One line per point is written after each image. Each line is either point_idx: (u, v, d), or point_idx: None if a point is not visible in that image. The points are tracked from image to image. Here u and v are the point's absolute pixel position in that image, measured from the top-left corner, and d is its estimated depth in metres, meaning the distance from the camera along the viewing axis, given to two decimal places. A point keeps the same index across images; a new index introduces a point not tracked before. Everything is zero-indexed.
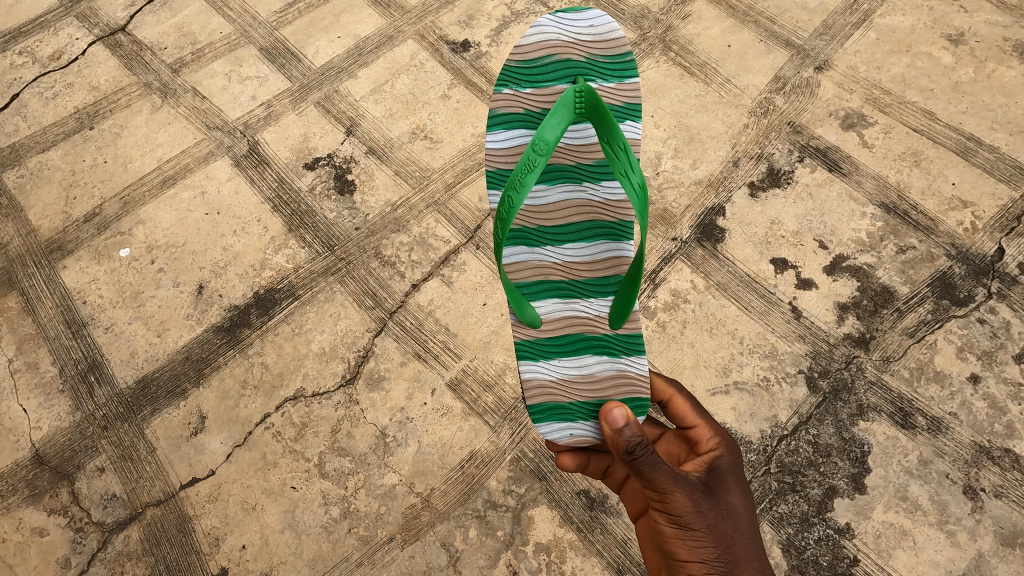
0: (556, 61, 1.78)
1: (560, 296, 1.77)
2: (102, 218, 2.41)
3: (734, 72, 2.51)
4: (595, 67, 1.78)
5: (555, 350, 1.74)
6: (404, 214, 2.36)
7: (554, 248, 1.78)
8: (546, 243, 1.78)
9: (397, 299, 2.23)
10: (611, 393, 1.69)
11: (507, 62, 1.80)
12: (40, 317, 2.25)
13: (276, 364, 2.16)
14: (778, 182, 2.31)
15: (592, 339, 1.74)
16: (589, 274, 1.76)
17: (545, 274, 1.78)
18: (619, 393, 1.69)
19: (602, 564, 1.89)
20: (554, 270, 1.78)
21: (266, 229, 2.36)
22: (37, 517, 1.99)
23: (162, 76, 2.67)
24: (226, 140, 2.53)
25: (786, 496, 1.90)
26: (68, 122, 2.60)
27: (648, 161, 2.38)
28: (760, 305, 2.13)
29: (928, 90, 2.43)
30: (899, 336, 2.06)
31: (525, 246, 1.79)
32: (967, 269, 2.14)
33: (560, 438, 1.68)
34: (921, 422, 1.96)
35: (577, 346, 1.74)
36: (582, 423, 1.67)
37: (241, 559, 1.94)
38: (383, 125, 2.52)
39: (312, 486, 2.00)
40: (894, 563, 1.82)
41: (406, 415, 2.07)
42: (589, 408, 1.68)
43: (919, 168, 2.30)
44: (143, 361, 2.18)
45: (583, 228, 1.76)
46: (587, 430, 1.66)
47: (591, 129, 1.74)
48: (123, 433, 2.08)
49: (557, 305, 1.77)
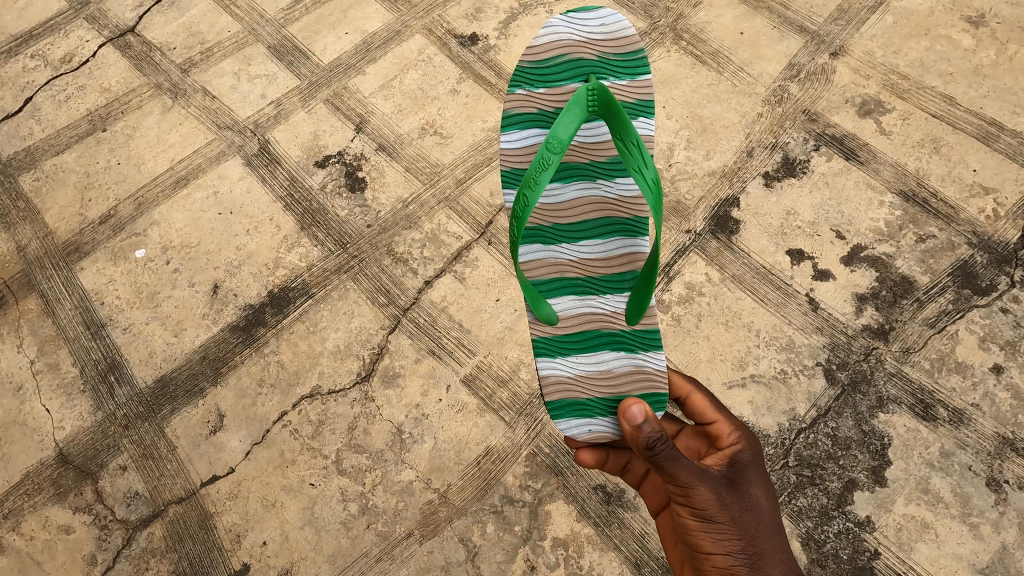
0: (569, 60, 1.76)
1: (576, 293, 1.76)
2: (117, 220, 2.43)
3: (747, 60, 2.47)
4: (607, 65, 1.77)
5: (573, 347, 1.73)
6: (415, 211, 2.36)
7: (570, 245, 1.77)
8: (562, 241, 1.78)
9: (410, 296, 2.23)
10: (630, 390, 1.68)
11: (520, 62, 1.78)
12: (60, 318, 2.29)
13: (293, 362, 2.17)
14: (793, 171, 2.28)
15: (609, 336, 1.73)
16: (604, 270, 1.76)
17: (561, 272, 1.77)
18: (637, 389, 1.67)
19: (620, 559, 1.89)
20: (570, 267, 1.77)
21: (279, 227, 2.37)
22: (63, 515, 2.03)
23: (172, 76, 2.68)
24: (237, 140, 2.54)
25: (805, 489, 1.89)
26: (81, 124, 2.62)
27: (661, 152, 2.35)
28: (776, 297, 2.11)
29: (947, 74, 2.37)
30: (919, 327, 2.03)
31: (541, 244, 1.78)
32: (989, 258, 2.10)
33: (579, 434, 1.67)
34: (942, 413, 1.93)
35: (594, 342, 1.73)
36: (601, 419, 1.67)
37: (262, 555, 1.96)
38: (393, 121, 2.51)
39: (330, 482, 2.02)
40: (916, 556, 1.80)
41: (422, 412, 2.08)
42: (607, 403, 1.68)
43: (938, 154, 2.25)
44: (161, 361, 2.21)
45: (598, 225, 1.75)
46: (605, 427, 1.66)
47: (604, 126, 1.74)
48: (144, 432, 2.11)
49: (573, 302, 1.76)
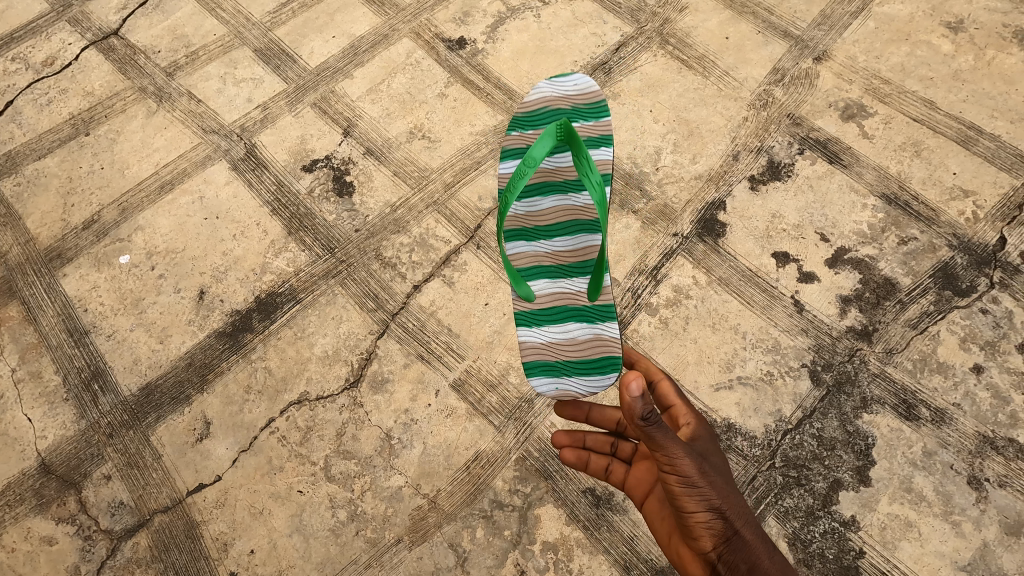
0: (550, 109, 1.99)
1: (549, 277, 1.87)
2: (100, 225, 2.40)
3: (732, 64, 2.50)
4: (578, 112, 2.00)
5: (545, 319, 1.82)
6: (403, 215, 2.35)
7: (546, 240, 1.88)
8: (541, 237, 1.88)
9: (398, 301, 2.23)
10: (590, 355, 1.74)
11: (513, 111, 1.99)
12: (42, 326, 2.25)
13: (280, 368, 2.16)
14: (779, 175, 2.30)
15: (576, 309, 1.81)
16: (574, 259, 1.85)
17: (539, 261, 1.87)
18: (597, 354, 1.74)
19: (609, 562, 1.89)
20: (545, 257, 1.88)
21: (266, 232, 2.35)
22: (45, 526, 1.99)
23: (157, 80, 2.66)
24: (223, 144, 2.52)
25: (791, 490, 1.91)
26: (64, 128, 2.58)
27: (648, 156, 2.37)
28: (762, 300, 2.13)
29: (928, 79, 2.41)
30: (902, 328, 2.06)
31: (523, 239, 1.89)
32: (968, 259, 2.14)
33: (546, 390, 1.73)
34: (925, 413, 1.96)
35: (562, 315, 1.82)
36: (566, 378, 1.74)
37: (249, 563, 1.94)
38: (381, 125, 2.51)
39: (319, 489, 2.01)
40: (900, 555, 1.83)
41: (411, 417, 2.08)
42: (572, 365, 1.75)
43: (919, 158, 2.29)
44: (146, 368, 2.18)
45: (570, 223, 1.88)
46: (570, 384, 1.73)
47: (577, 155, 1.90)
48: (129, 440, 2.09)
49: (547, 284, 1.86)
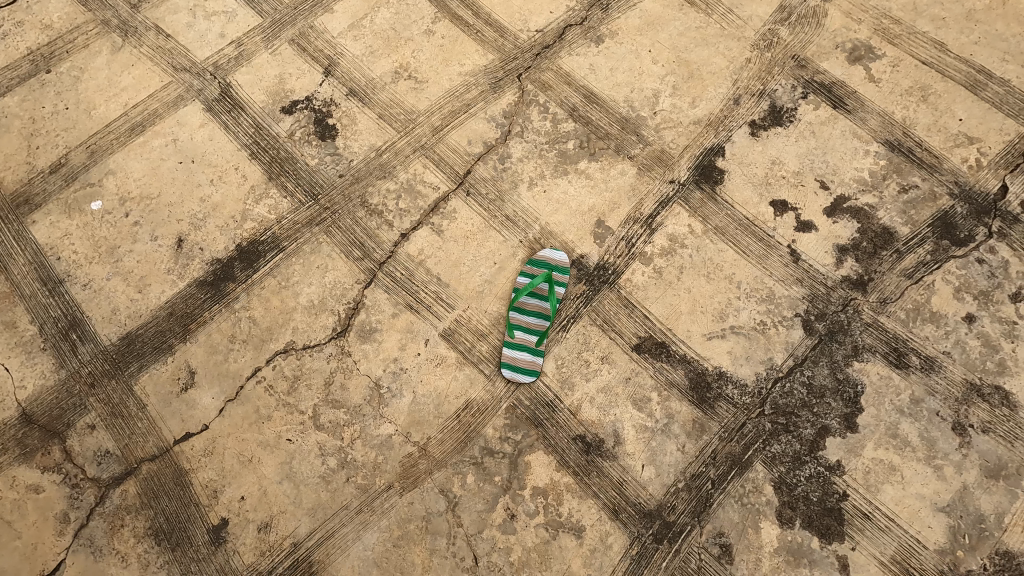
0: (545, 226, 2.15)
1: (520, 333, 2.03)
2: (69, 169, 2.27)
3: (737, 2, 2.36)
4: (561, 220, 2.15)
5: (511, 347, 2.02)
6: (389, 160, 2.25)
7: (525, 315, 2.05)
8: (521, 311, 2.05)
9: (385, 249, 2.16)
10: (523, 361, 2.01)
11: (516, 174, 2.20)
12: (13, 274, 2.16)
13: (264, 318, 2.10)
14: (780, 121, 2.21)
15: (527, 348, 2.02)
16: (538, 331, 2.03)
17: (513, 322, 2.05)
18: (528, 364, 2.01)
19: (598, 505, 1.91)
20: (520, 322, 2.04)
21: (245, 177, 2.24)
22: (31, 475, 1.97)
23: (121, 12, 2.46)
24: (196, 83, 2.36)
25: (779, 436, 1.93)
26: (22, 65, 2.40)
27: (646, 100, 2.26)
28: (758, 249, 2.09)
29: (940, 19, 2.29)
30: (897, 278, 2.04)
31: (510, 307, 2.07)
32: (968, 208, 2.09)
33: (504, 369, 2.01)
34: (914, 361, 1.96)
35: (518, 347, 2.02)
36: (515, 366, 2.01)
37: (240, 510, 1.94)
38: (364, 64, 2.36)
39: (308, 438, 2.00)
40: (882, 497, 1.86)
41: (399, 366, 2.05)
42: (516, 365, 2.01)
43: (926, 103, 2.20)
44: (126, 318, 2.12)
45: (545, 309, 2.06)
46: (517, 368, 2.00)
47: (557, 256, 2.09)
48: (111, 390, 2.05)
49: (517, 339, 2.03)
